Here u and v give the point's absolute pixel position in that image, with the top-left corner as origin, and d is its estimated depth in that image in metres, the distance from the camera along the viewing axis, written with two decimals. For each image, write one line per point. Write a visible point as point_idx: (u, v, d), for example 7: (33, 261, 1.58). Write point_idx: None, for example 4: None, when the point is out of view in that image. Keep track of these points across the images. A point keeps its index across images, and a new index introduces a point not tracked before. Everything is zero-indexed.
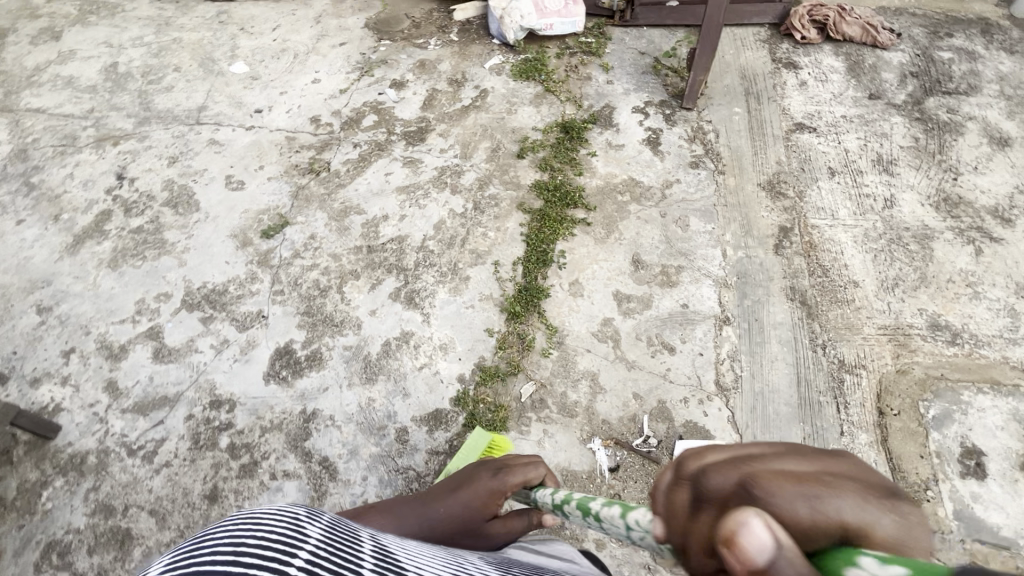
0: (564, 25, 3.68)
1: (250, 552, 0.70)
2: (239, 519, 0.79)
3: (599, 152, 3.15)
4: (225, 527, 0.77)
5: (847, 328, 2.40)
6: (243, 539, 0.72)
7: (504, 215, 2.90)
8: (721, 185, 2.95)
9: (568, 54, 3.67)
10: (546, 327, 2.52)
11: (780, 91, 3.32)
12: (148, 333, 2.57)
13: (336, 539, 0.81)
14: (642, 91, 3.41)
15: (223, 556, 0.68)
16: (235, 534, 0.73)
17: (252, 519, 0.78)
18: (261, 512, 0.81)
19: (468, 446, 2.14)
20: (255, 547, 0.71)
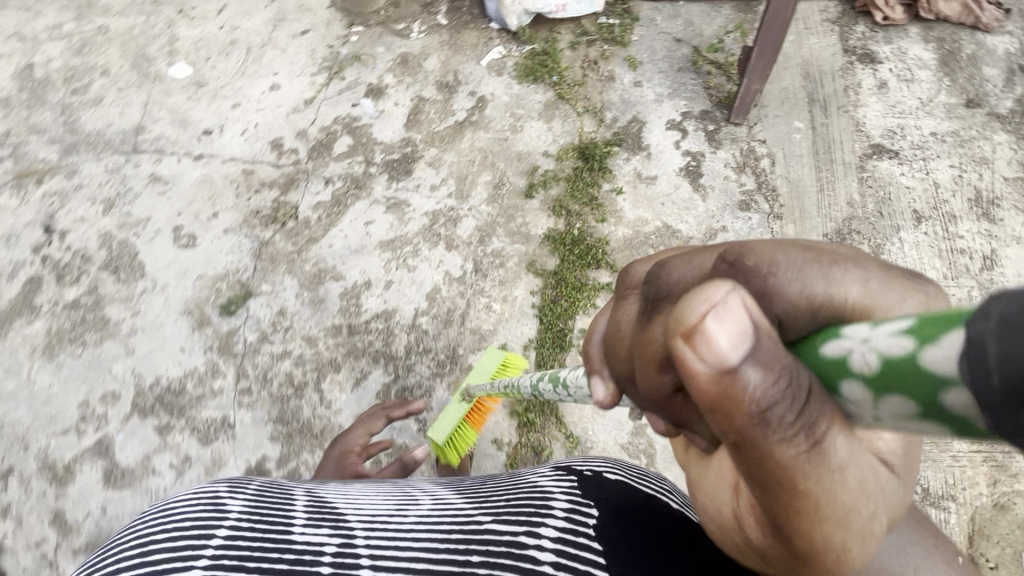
0: (579, 4, 2.93)
1: (165, 542, 0.90)
2: (165, 509, 1.01)
3: (627, 188, 2.56)
4: (151, 519, 0.99)
5: (933, 443, 1.98)
6: (168, 527, 0.94)
7: (512, 280, 2.39)
8: (778, 235, 2.41)
9: (585, 43, 2.95)
10: (565, 442, 2.10)
11: (851, 97, 2.67)
12: (96, 447, 2.19)
13: (260, 502, 1.03)
14: (678, 98, 2.76)
15: (152, 546, 0.90)
16: (156, 527, 0.95)
17: (170, 510, 1.00)
18: (182, 498, 1.05)
19: (489, 360, 2.00)
20: (172, 538, 0.91)
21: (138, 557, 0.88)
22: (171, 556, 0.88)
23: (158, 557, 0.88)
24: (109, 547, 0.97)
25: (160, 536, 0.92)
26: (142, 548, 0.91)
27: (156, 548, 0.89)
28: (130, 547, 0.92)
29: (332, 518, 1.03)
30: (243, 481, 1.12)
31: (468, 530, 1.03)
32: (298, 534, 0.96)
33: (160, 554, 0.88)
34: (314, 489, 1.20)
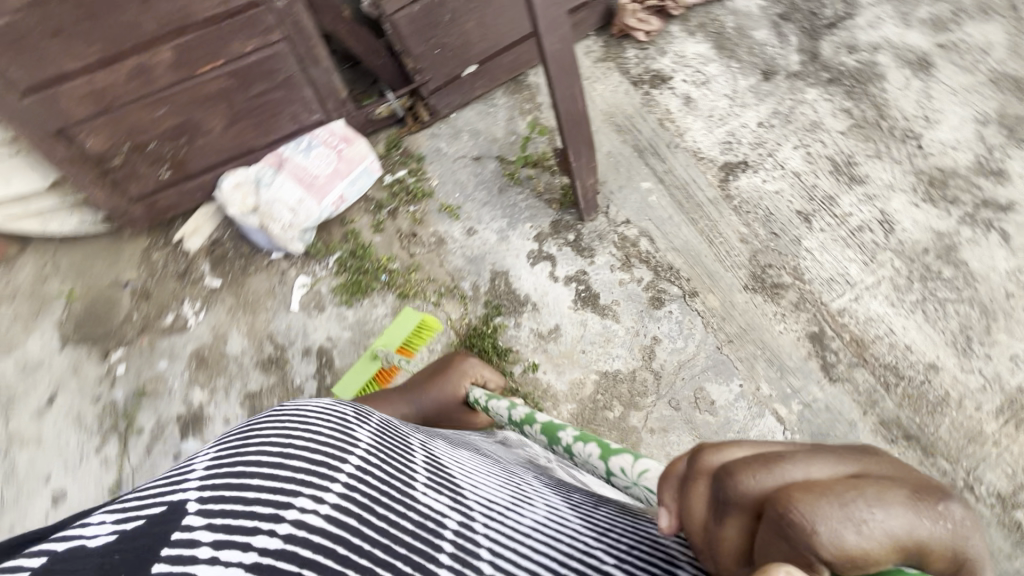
0: (356, 183, 2.43)
1: (297, 460, 0.76)
2: (287, 419, 0.88)
3: (538, 356, 2.18)
4: (273, 427, 0.85)
5: (971, 441, 1.88)
6: (287, 444, 0.79)
7: None
8: (707, 313, 2.16)
9: (389, 217, 2.47)
10: None
11: (670, 126, 2.48)
12: None
13: (382, 450, 0.87)
14: (519, 221, 2.39)
15: (270, 461, 0.75)
16: (279, 435, 0.82)
17: (300, 420, 0.88)
18: (306, 414, 0.92)
19: (400, 320, 2.25)
20: (303, 455, 0.77)
21: (253, 459, 0.75)
22: (274, 485, 0.71)
23: (268, 474, 0.72)
24: (225, 444, 0.82)
25: (284, 450, 0.78)
26: (245, 453, 0.77)
27: (270, 456, 0.76)
28: (231, 455, 0.77)
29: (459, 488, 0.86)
30: (367, 416, 1.01)
31: (637, 557, 0.73)
32: (415, 496, 0.78)
33: (259, 478, 0.72)
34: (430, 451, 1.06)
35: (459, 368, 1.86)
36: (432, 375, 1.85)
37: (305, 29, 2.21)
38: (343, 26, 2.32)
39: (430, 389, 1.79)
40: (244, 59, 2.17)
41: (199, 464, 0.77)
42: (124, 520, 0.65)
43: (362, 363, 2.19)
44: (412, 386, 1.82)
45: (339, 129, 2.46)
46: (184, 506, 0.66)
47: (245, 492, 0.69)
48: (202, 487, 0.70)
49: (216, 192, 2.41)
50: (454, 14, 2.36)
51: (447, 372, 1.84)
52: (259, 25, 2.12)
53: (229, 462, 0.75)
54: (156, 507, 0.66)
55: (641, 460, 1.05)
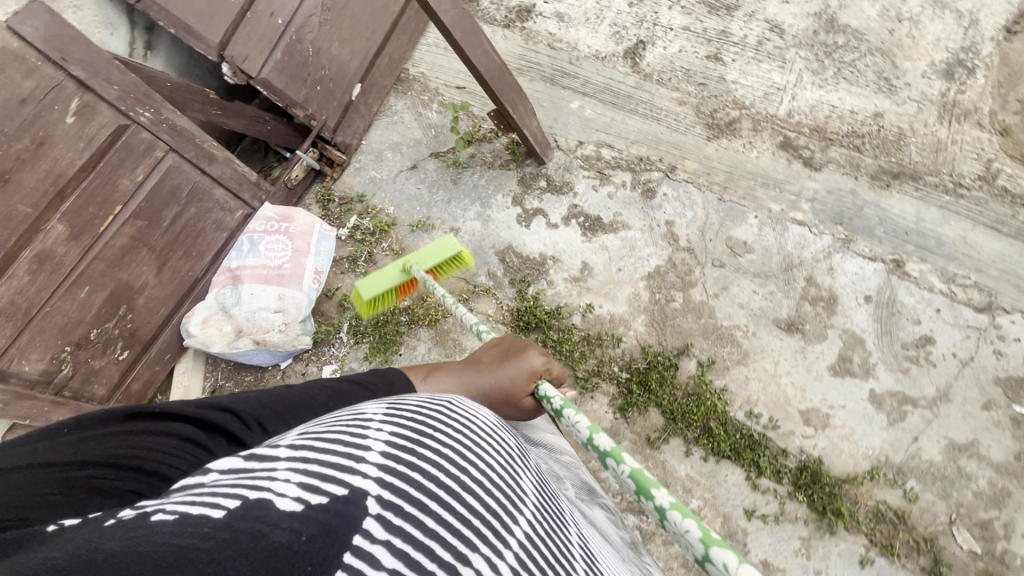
0: (321, 252, 2.24)
1: (460, 498, 0.74)
2: (450, 419, 0.88)
3: (586, 297, 2.21)
4: (439, 425, 0.84)
5: (937, 151, 2.18)
6: (459, 466, 0.79)
7: (666, 469, 1.99)
8: (695, 177, 2.30)
9: (371, 262, 2.34)
10: (877, 482, 1.90)
11: (560, 45, 2.54)
12: None
13: (540, 509, 0.89)
14: (491, 197, 2.38)
15: (442, 485, 0.73)
16: (453, 446, 0.81)
17: (463, 428, 0.88)
18: (485, 430, 0.93)
19: (437, 248, 1.99)
20: (464, 492, 0.75)
21: (430, 464, 0.75)
22: (446, 523, 0.69)
23: (442, 508, 0.71)
24: (406, 419, 0.81)
25: (458, 468, 0.78)
26: (425, 451, 0.76)
27: (443, 476, 0.75)
28: (407, 443, 0.76)
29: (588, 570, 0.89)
30: (523, 450, 1.03)
31: None
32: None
33: (434, 505, 0.70)
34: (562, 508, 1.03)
35: (532, 355, 1.43)
36: (501, 356, 1.43)
37: (184, 129, 1.99)
38: (214, 109, 2.11)
39: (498, 370, 1.39)
40: (141, 191, 1.92)
41: (379, 434, 0.75)
42: (296, 484, 0.61)
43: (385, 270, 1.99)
44: (477, 365, 1.41)
45: (273, 213, 2.25)
46: (365, 497, 0.64)
47: (419, 515, 0.67)
48: (381, 480, 0.68)
49: (188, 342, 2.12)
50: (315, 45, 2.25)
51: (514, 355, 1.42)
52: (138, 148, 1.89)
53: (410, 454, 0.74)
54: (341, 487, 0.64)
55: (732, 553, 0.92)
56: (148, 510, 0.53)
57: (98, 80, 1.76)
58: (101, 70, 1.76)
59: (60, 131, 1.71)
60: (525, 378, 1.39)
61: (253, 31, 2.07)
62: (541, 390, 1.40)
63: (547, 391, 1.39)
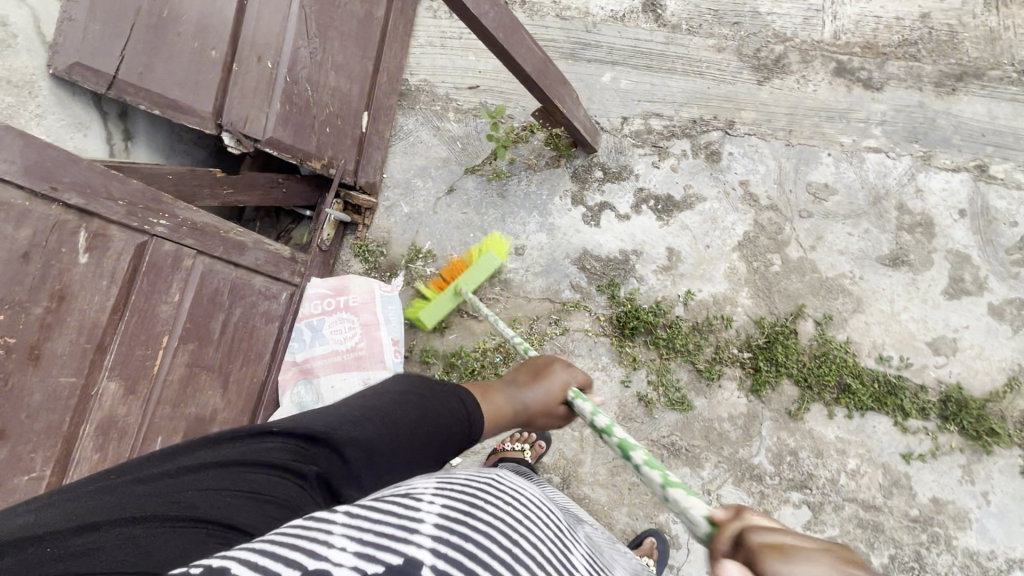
0: (391, 319, 1.98)
1: (525, 567, 0.59)
2: (502, 487, 0.72)
3: (682, 284, 2.07)
4: (498, 494, 0.70)
5: (993, 42, 2.09)
6: (517, 535, 0.63)
7: (814, 437, 1.94)
8: (756, 128, 2.14)
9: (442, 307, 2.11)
10: (1017, 391, 1.90)
11: (571, 15, 2.27)
12: None
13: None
14: (547, 201, 2.17)
15: (503, 554, 0.59)
16: (505, 514, 0.65)
17: (522, 498, 0.71)
18: (536, 502, 0.75)
19: (482, 265, 2.01)
20: (534, 565, 0.61)
21: (484, 533, 0.60)
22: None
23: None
24: (458, 491, 0.66)
25: (512, 538, 0.62)
26: (479, 519, 0.61)
27: (501, 544, 0.60)
28: (462, 511, 0.61)
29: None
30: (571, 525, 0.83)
31: None
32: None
33: (489, 573, 0.55)
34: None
35: (563, 367, 1.27)
36: (530, 371, 1.28)
37: (206, 224, 1.66)
38: (224, 188, 1.78)
39: (531, 384, 1.24)
40: (183, 312, 1.60)
41: (433, 503, 0.61)
42: (352, 551, 0.52)
43: (440, 297, 2.01)
44: (509, 381, 1.25)
45: (326, 287, 1.98)
46: (419, 568, 0.51)
47: None
48: (436, 549, 0.54)
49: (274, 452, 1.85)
50: (312, 82, 1.89)
51: (549, 370, 1.26)
52: (166, 264, 1.56)
53: (466, 520, 0.60)
54: (394, 557, 0.52)
55: (694, 497, 0.81)
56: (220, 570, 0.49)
57: (100, 200, 1.42)
58: (100, 187, 1.42)
59: (77, 276, 1.37)
60: (561, 393, 1.23)
61: (244, 86, 1.72)
62: (575, 397, 1.21)
63: (580, 400, 1.19)
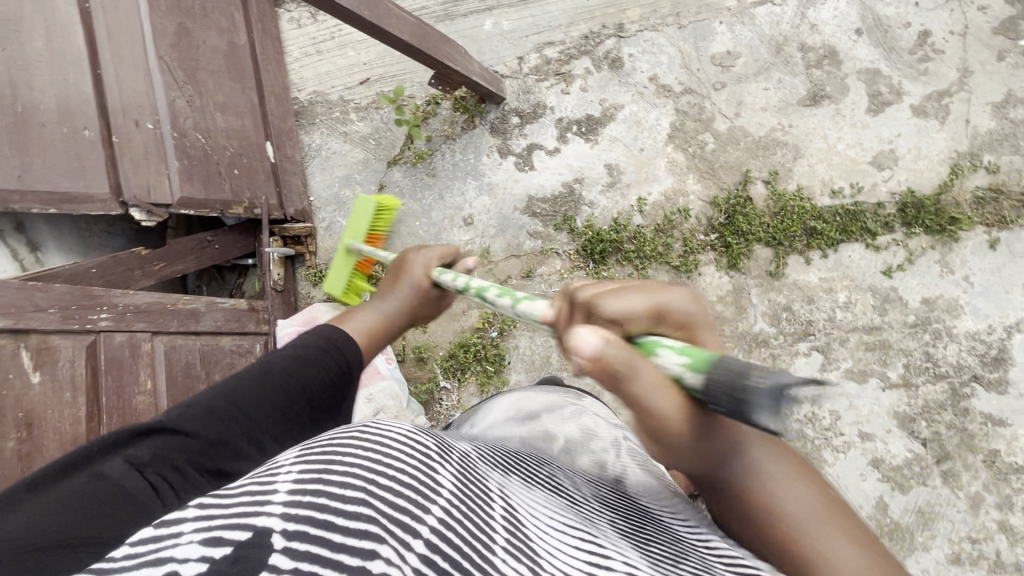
0: None
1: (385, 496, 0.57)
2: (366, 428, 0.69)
3: (631, 193, 2.09)
4: (361, 434, 0.66)
5: None
6: (377, 466, 0.60)
7: (801, 286, 2.00)
8: (646, 22, 2.15)
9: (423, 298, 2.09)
10: (962, 175, 1.98)
11: None
12: None
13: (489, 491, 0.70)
14: (476, 163, 2.15)
15: (358, 489, 0.57)
16: (370, 451, 0.63)
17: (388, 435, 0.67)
18: (409, 430, 0.72)
19: (359, 211, 1.65)
20: (391, 487, 0.59)
21: (344, 480, 0.57)
22: (362, 530, 0.52)
23: (354, 515, 0.53)
24: (319, 448, 0.64)
25: (375, 472, 0.60)
26: (338, 467, 0.59)
27: (362, 484, 0.58)
28: (320, 468, 0.58)
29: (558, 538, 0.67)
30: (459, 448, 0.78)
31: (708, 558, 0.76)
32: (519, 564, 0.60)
33: (348, 516, 0.53)
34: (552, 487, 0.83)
35: (417, 254, 1.20)
36: (390, 274, 1.20)
37: (149, 304, 1.60)
38: (155, 264, 1.73)
39: (391, 291, 1.17)
40: (160, 397, 1.58)
41: (287, 474, 0.59)
42: (198, 541, 0.49)
43: (334, 271, 1.65)
44: (375, 293, 1.17)
45: (297, 323, 1.96)
46: (269, 536, 0.49)
47: (334, 535, 0.51)
48: (288, 513, 0.52)
49: None
50: (201, 129, 1.83)
51: (405, 263, 1.19)
52: (124, 356, 1.51)
53: (319, 479, 0.57)
54: (241, 533, 0.50)
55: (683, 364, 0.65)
56: None
57: (30, 314, 1.33)
58: (24, 302, 1.32)
59: (36, 398, 1.30)
60: (423, 278, 1.17)
61: (134, 154, 1.64)
62: (440, 276, 1.16)
63: (445, 275, 1.15)
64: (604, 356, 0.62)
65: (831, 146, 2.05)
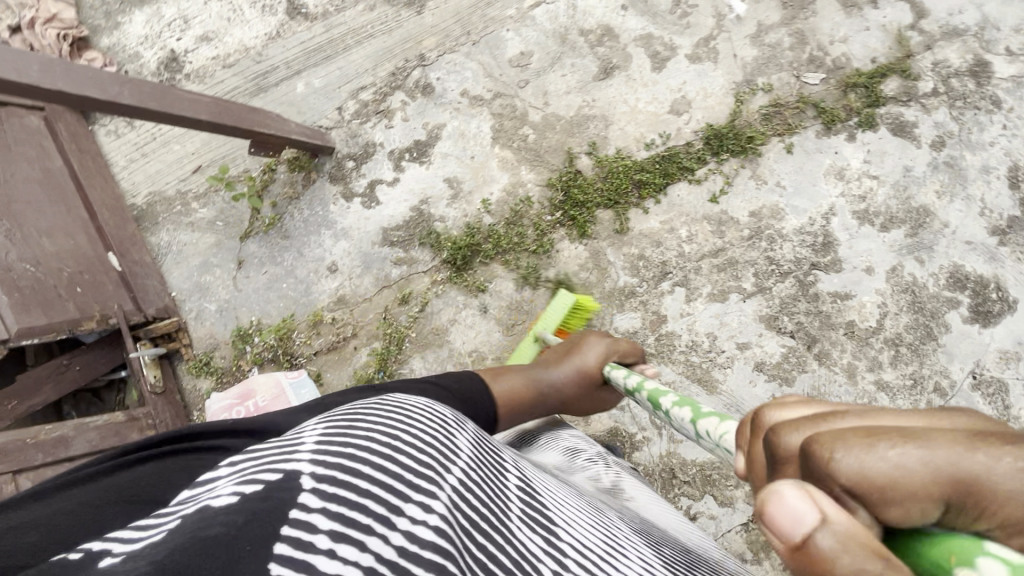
0: (303, 396, 2.04)
1: (401, 454, 0.76)
2: (381, 408, 0.89)
3: (475, 197, 2.22)
4: (377, 413, 0.86)
5: None
6: (393, 436, 0.79)
7: (647, 234, 2.17)
8: (443, 48, 2.34)
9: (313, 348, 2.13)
10: (745, 101, 2.25)
11: (235, 58, 2.34)
12: None
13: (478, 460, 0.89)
14: (326, 214, 2.22)
15: (378, 451, 0.75)
16: (384, 421, 0.82)
17: (408, 416, 0.86)
18: (419, 408, 0.92)
19: None
20: (406, 450, 0.78)
21: (363, 441, 0.76)
22: (382, 480, 0.71)
23: (377, 471, 0.72)
24: (338, 420, 0.83)
25: (391, 436, 0.79)
26: (357, 432, 0.78)
27: (380, 445, 0.76)
28: (340, 433, 0.78)
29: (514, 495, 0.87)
30: (467, 421, 1.00)
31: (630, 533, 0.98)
32: (498, 514, 0.80)
33: (368, 468, 0.72)
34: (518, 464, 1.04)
35: (597, 340, 1.58)
36: (565, 351, 1.59)
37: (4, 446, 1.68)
38: (9, 403, 1.77)
39: (565, 362, 1.55)
40: None
41: (311, 437, 0.77)
42: (236, 485, 0.66)
43: (522, 348, 1.99)
44: (545, 365, 1.56)
45: (231, 397, 2.04)
46: (300, 480, 0.67)
47: (358, 479, 0.69)
48: (315, 464, 0.70)
49: None
50: (28, 259, 1.81)
51: (581, 346, 1.57)
52: None
53: (340, 440, 0.76)
54: (274, 474, 0.67)
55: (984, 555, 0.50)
56: (99, 553, 0.54)
57: None
58: None
59: None
60: (597, 363, 1.54)
61: None
62: (612, 368, 1.54)
63: (617, 368, 1.52)
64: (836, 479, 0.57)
65: (633, 107, 2.27)
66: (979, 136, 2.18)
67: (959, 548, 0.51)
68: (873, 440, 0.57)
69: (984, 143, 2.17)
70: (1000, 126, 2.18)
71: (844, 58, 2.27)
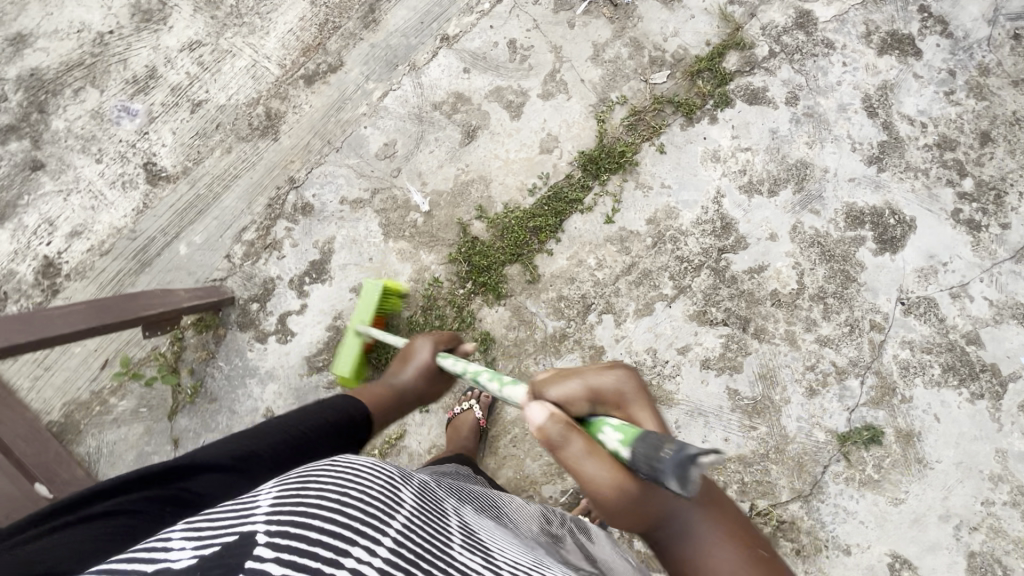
0: None
1: (350, 504, 0.74)
2: (326, 466, 0.85)
3: (385, 296, 2.21)
4: (328, 472, 0.83)
5: None
6: (343, 490, 0.76)
7: (558, 274, 2.18)
8: (309, 165, 2.36)
9: None
10: (606, 118, 2.31)
11: (111, 242, 2.32)
12: None
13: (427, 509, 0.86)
14: (246, 363, 2.18)
15: (331, 501, 0.73)
16: (336, 478, 0.80)
17: (358, 471, 0.83)
18: (366, 463, 0.88)
19: (368, 296, 2.03)
20: (356, 500, 0.75)
21: (313, 496, 0.74)
22: (336, 529, 0.69)
23: (328, 519, 0.70)
24: (291, 479, 0.81)
25: (343, 490, 0.76)
26: (309, 489, 0.76)
27: (331, 497, 0.74)
28: (296, 488, 0.77)
29: (471, 544, 0.84)
30: (411, 476, 0.95)
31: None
32: (454, 561, 0.76)
33: (321, 518, 0.69)
34: (465, 515, 1.00)
35: (424, 340, 1.52)
36: (401, 357, 1.52)
37: None
38: None
39: (406, 367, 1.49)
40: None
41: (266, 496, 0.76)
42: (188, 548, 0.66)
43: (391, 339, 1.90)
44: (389, 371, 1.49)
45: None
46: (254, 534, 0.66)
47: (308, 530, 0.67)
48: (269, 518, 0.69)
49: None
50: None
51: (413, 349, 1.51)
52: None
53: (293, 499, 0.73)
54: (230, 535, 0.67)
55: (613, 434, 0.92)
56: None
57: None
58: None
59: None
60: (431, 359, 1.48)
61: None
62: (442, 358, 1.47)
63: (447, 357, 1.46)
64: (547, 426, 0.89)
65: (505, 161, 2.31)
66: (827, 79, 2.27)
67: (632, 434, 0.89)
68: (567, 377, 1.02)
69: (832, 84, 2.26)
70: (841, 64, 2.28)
71: (682, 48, 2.35)
